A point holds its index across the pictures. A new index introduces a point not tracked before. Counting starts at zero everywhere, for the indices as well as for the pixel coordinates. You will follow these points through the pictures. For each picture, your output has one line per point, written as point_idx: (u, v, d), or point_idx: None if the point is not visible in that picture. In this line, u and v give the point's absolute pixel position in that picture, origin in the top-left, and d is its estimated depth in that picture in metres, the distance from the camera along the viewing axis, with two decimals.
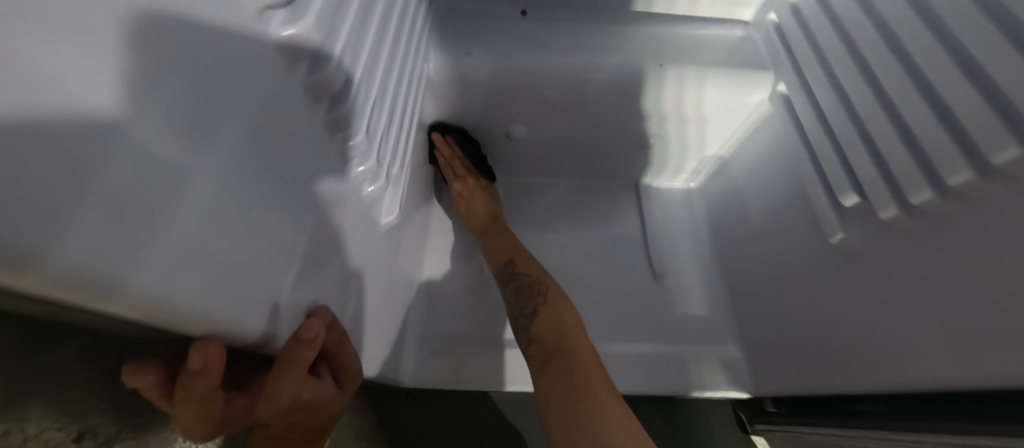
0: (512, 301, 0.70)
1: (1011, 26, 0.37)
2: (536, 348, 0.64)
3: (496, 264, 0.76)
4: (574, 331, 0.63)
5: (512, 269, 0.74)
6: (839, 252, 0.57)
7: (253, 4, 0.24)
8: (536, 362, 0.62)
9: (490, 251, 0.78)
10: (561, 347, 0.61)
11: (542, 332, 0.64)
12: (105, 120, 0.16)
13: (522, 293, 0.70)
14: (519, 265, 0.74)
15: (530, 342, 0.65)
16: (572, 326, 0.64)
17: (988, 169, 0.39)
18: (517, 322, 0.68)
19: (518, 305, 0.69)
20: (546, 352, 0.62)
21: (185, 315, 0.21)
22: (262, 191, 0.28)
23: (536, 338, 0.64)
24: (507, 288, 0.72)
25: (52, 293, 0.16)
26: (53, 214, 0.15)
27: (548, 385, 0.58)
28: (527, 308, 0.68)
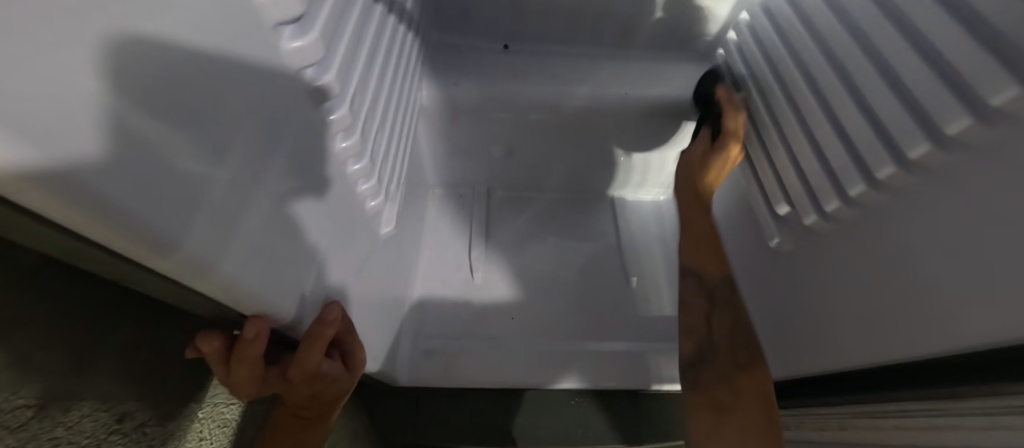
0: (718, 333, 0.62)
1: (884, 68, 0.47)
2: (718, 396, 0.57)
3: (689, 267, 0.69)
4: (767, 395, 0.56)
5: (715, 289, 0.66)
6: (778, 253, 0.66)
7: (296, 64, 0.31)
8: (707, 400, 0.58)
9: (685, 251, 0.71)
10: (745, 419, 0.54)
11: (737, 382, 0.57)
12: (214, 153, 0.24)
13: (715, 316, 0.64)
14: (725, 297, 0.65)
15: (709, 379, 0.60)
16: (767, 392, 0.56)
17: (876, 182, 0.48)
18: (698, 349, 0.63)
19: (710, 337, 0.63)
20: (725, 402, 0.57)
21: (249, 294, 0.28)
22: (297, 203, 0.35)
23: (736, 390, 0.57)
24: (691, 300, 0.67)
25: (173, 271, 0.23)
26: (182, 214, 0.22)
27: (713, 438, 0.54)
28: (741, 355, 0.60)
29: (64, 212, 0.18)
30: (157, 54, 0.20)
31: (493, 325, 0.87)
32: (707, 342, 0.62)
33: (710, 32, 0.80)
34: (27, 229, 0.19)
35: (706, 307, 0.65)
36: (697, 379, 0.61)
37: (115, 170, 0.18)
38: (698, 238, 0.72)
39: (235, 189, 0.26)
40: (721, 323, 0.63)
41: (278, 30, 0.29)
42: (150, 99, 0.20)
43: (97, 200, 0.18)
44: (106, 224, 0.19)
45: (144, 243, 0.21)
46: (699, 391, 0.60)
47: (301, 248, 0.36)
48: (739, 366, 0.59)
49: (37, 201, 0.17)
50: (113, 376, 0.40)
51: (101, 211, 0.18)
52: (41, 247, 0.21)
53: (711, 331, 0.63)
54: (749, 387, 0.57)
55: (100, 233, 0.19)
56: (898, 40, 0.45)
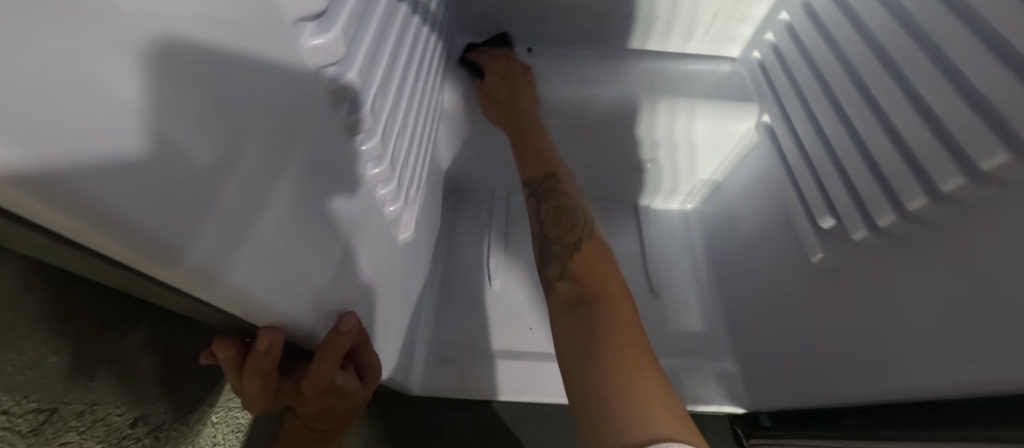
0: (548, 224, 0.61)
1: (950, 72, 0.43)
2: (567, 291, 0.53)
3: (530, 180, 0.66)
4: (602, 266, 0.55)
5: (542, 187, 0.65)
6: (819, 270, 0.61)
7: (318, 64, 0.30)
8: (563, 302, 0.52)
9: (525, 163, 0.68)
10: (594, 297, 0.50)
11: (577, 270, 0.54)
12: (227, 155, 0.23)
13: (562, 214, 0.61)
14: (554, 187, 0.64)
15: (555, 280, 0.56)
16: (602, 262, 0.55)
17: (940, 195, 0.43)
18: (543, 252, 0.60)
19: (544, 234, 0.61)
20: (577, 296, 0.51)
21: (261, 304, 0.27)
22: (313, 207, 0.33)
23: (573, 275, 0.54)
24: (531, 208, 0.64)
25: (179, 281, 0.22)
26: (191, 223, 0.21)
27: (569, 341, 0.47)
28: (569, 238, 0.59)
29: (49, 214, 0.16)
30: (172, 51, 0.18)
31: (511, 335, 0.85)
32: (544, 240, 0.60)
33: (743, 33, 0.77)
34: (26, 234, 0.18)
35: (535, 208, 0.63)
36: (547, 284, 0.57)
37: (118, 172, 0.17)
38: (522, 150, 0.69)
39: (248, 193, 0.25)
40: (568, 220, 0.60)
41: (298, 26, 0.27)
42: (152, 91, 0.18)
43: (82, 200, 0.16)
44: (98, 228, 0.17)
45: (152, 255, 0.19)
46: (553, 292, 0.55)
47: (319, 256, 0.34)
48: (574, 250, 0.57)
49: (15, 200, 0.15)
50: (127, 381, 0.39)
51: (90, 215, 0.16)
52: (39, 250, 0.20)
53: (544, 229, 0.61)
54: (593, 279, 0.53)
55: (88, 235, 0.18)
56: (965, 39, 0.42)
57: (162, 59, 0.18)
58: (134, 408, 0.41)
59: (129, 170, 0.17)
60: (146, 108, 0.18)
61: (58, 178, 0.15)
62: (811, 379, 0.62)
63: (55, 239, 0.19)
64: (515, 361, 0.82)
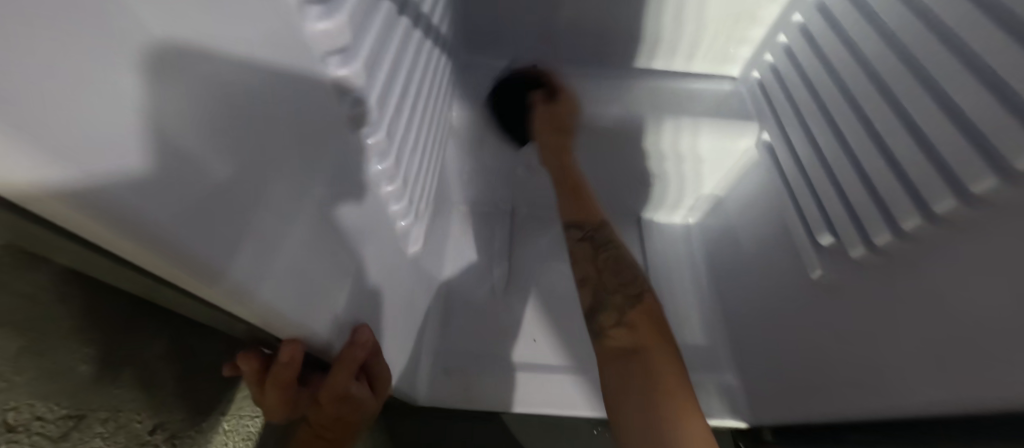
0: (605, 272, 0.62)
1: (942, 97, 0.45)
2: (621, 339, 0.56)
3: (572, 221, 0.68)
4: (655, 322, 0.57)
5: (595, 233, 0.66)
6: (818, 285, 0.63)
7: (338, 91, 0.32)
8: (618, 349, 0.55)
9: (567, 203, 0.70)
10: (651, 351, 0.53)
11: (633, 318, 0.57)
12: (260, 183, 0.25)
13: (620, 264, 0.63)
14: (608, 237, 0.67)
15: (609, 327, 0.57)
16: (654, 317, 0.57)
17: (935, 216, 0.45)
18: (593, 297, 0.61)
19: (600, 281, 0.62)
20: (631, 345, 0.54)
21: (286, 319, 0.29)
22: (330, 226, 0.35)
23: (630, 325, 0.57)
24: (578, 249, 0.66)
25: (216, 297, 0.24)
26: (227, 246, 0.22)
27: (624, 392, 0.51)
28: (630, 288, 0.60)
29: (94, 229, 0.17)
30: (217, 90, 0.21)
31: (515, 346, 0.86)
32: (600, 288, 0.61)
33: (743, 54, 0.80)
34: (83, 252, 0.20)
35: (592, 254, 0.64)
36: (598, 331, 0.58)
37: (154, 183, 0.17)
38: (567, 189, 0.72)
39: (276, 216, 0.27)
40: (623, 269, 0.63)
41: (325, 60, 0.30)
42: (177, 104, 0.18)
43: (129, 219, 0.17)
44: (122, 234, 0.18)
45: (195, 273, 0.21)
46: (602, 338, 0.57)
47: (336, 271, 0.36)
48: (631, 300, 0.59)
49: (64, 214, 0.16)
50: (147, 389, 0.41)
51: (118, 224, 0.17)
52: (93, 269, 0.22)
53: (601, 276, 0.62)
54: (654, 330, 0.56)
55: (126, 250, 0.19)
56: (954, 66, 0.44)
57: (209, 96, 0.20)
58: (153, 416, 0.42)
59: (148, 182, 0.17)
60: (169, 121, 0.18)
61: (89, 191, 0.15)
62: (812, 394, 0.63)
63: (107, 259, 0.21)
64: (519, 372, 0.83)
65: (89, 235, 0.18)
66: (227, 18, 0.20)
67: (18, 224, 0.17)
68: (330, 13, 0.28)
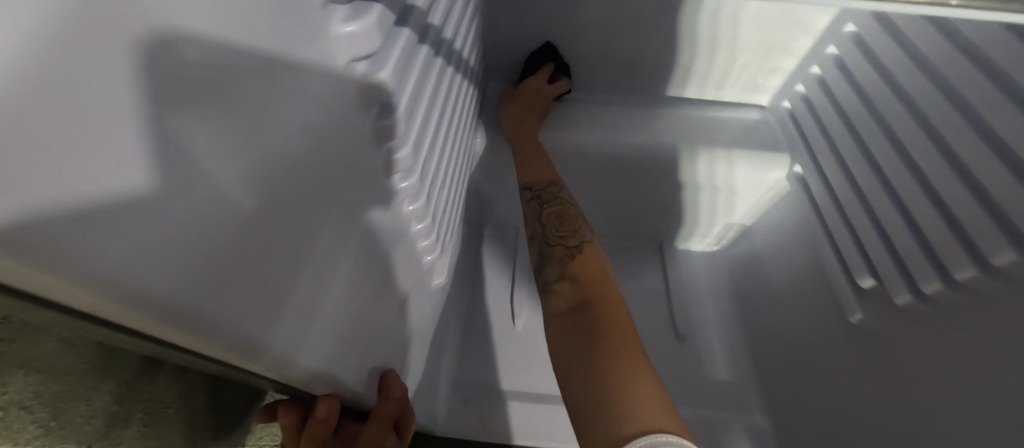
0: (548, 227, 0.62)
1: (998, 145, 0.43)
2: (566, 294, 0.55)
3: (529, 183, 0.66)
4: (596, 269, 0.57)
5: (541, 192, 0.65)
6: (857, 329, 0.60)
7: (380, 142, 0.32)
8: (563, 305, 0.54)
9: (524, 168, 0.68)
10: (593, 298, 0.53)
11: (576, 272, 0.56)
12: (302, 251, 0.26)
13: (563, 221, 0.62)
14: (562, 194, 0.66)
15: (554, 281, 0.58)
16: (595, 265, 0.57)
17: (991, 269, 0.43)
18: (541, 254, 0.61)
19: (545, 235, 0.62)
20: (576, 304, 0.53)
21: (322, 379, 0.29)
22: (363, 272, 0.35)
23: (572, 276, 0.57)
24: (527, 208, 0.65)
25: (258, 366, 0.24)
26: (271, 319, 0.23)
27: (567, 344, 0.49)
28: (572, 242, 0.60)
29: (126, 314, 0.16)
30: (270, 171, 0.21)
31: (534, 376, 0.84)
32: (544, 243, 0.61)
33: (773, 84, 0.77)
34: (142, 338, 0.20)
35: (536, 210, 0.64)
36: (544, 284, 0.59)
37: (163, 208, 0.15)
38: (522, 153, 0.70)
39: (315, 279, 0.27)
40: (569, 225, 0.62)
41: (367, 114, 0.29)
42: (183, 119, 0.16)
43: (165, 303, 0.17)
44: (133, 309, 0.16)
45: (238, 349, 0.21)
46: (552, 294, 0.57)
47: (366, 317, 0.36)
48: (574, 254, 0.58)
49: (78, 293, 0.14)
50: (178, 427, 0.41)
51: (151, 311, 0.16)
52: (146, 347, 0.23)
53: (545, 230, 0.62)
54: (594, 284, 0.54)
55: (170, 334, 0.19)
56: (1012, 114, 0.42)
57: (261, 178, 0.21)
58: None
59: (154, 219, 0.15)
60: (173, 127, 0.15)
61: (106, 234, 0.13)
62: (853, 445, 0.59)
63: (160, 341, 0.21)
64: (538, 404, 0.81)
65: (90, 308, 0.16)
66: (280, 101, 0.21)
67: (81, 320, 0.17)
68: (379, 65, 0.28)
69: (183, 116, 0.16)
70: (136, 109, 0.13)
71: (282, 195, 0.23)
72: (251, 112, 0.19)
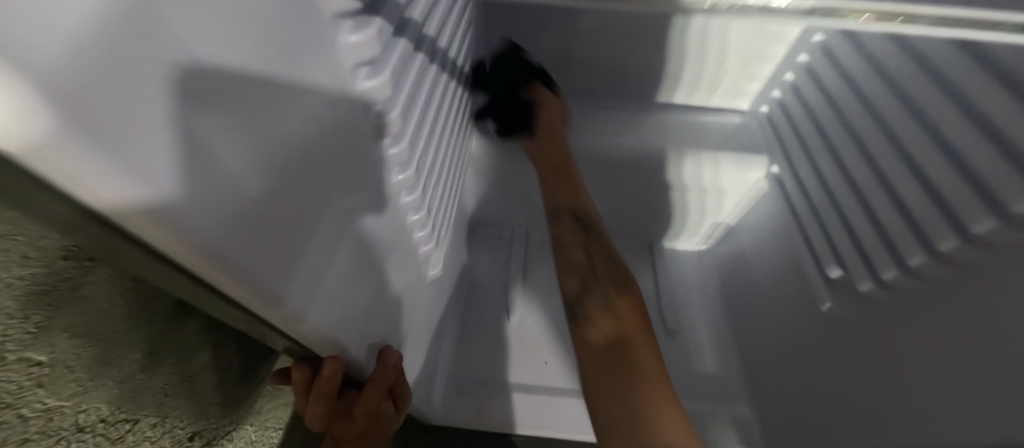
0: (594, 260, 0.64)
1: (944, 144, 0.48)
2: (604, 325, 0.56)
3: (564, 208, 0.68)
4: (638, 313, 0.58)
5: (583, 222, 0.67)
6: (829, 318, 0.64)
7: (381, 136, 0.36)
8: (600, 337, 0.55)
9: (557, 192, 0.71)
10: (636, 339, 0.54)
11: (616, 305, 0.58)
12: (315, 224, 0.30)
13: (603, 257, 0.65)
14: (598, 230, 0.68)
15: (594, 309, 0.58)
16: (638, 309, 0.58)
17: (939, 255, 0.48)
18: (579, 282, 0.62)
19: (589, 267, 0.63)
20: (612, 334, 0.54)
21: (328, 340, 0.33)
22: (370, 253, 0.40)
23: (616, 313, 0.57)
24: (564, 232, 0.67)
25: (276, 320, 0.28)
26: (289, 278, 0.27)
27: (604, 379, 0.51)
28: (614, 276, 0.62)
29: (191, 262, 0.20)
30: (290, 150, 0.26)
31: (528, 369, 0.87)
32: (588, 273, 0.62)
33: (753, 89, 0.82)
34: (193, 292, 0.24)
35: (583, 241, 0.65)
36: (583, 311, 0.58)
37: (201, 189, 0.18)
38: (557, 177, 0.72)
39: (326, 251, 0.32)
40: (610, 261, 0.64)
41: (368, 111, 0.34)
42: (217, 115, 0.19)
43: (217, 249, 0.21)
44: (194, 254, 0.20)
45: (263, 301, 0.26)
46: (581, 323, 0.58)
47: (368, 296, 0.40)
48: (614, 286, 0.60)
49: (153, 240, 0.18)
50: (195, 399, 0.45)
51: (209, 257, 0.20)
52: (192, 302, 0.27)
53: (592, 265, 0.63)
54: (633, 320, 0.56)
55: (219, 285, 0.23)
56: (956, 118, 0.47)
57: (285, 156, 0.25)
58: (194, 423, 0.47)
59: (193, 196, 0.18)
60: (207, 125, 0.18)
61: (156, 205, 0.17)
62: (829, 429, 0.62)
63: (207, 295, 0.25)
64: (532, 395, 0.84)
65: (159, 260, 0.20)
66: (303, 92, 0.26)
67: (154, 269, 0.21)
68: (378, 72, 0.32)
69: (210, 87, 0.18)
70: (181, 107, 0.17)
71: (300, 171, 0.27)
72: (279, 102, 0.24)
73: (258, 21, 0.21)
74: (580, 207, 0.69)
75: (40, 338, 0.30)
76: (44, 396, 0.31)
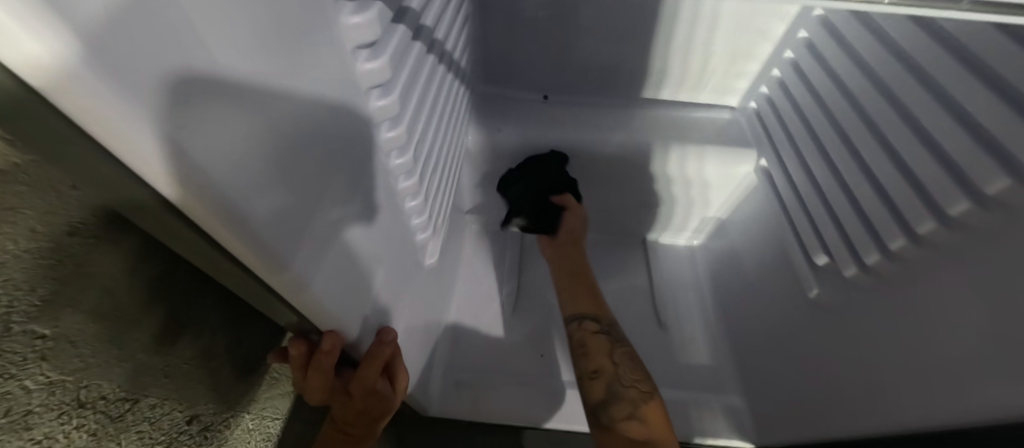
0: (621, 366, 0.66)
1: (922, 133, 0.51)
2: (633, 430, 0.59)
3: (583, 314, 0.73)
4: (664, 422, 0.61)
5: (606, 329, 0.72)
6: (817, 304, 0.66)
7: (381, 118, 0.38)
8: (627, 440, 0.59)
9: (576, 299, 0.76)
10: (660, 445, 0.57)
11: (644, 412, 0.61)
12: (320, 198, 0.31)
13: (627, 359, 0.68)
14: (618, 335, 0.72)
15: (621, 419, 0.61)
16: (663, 419, 0.61)
17: (917, 238, 0.50)
18: (605, 389, 0.64)
19: (616, 372, 0.66)
20: (640, 439, 0.58)
21: (329, 313, 0.35)
22: (371, 234, 0.41)
23: (642, 418, 0.60)
24: (591, 340, 0.70)
25: (281, 287, 0.29)
26: (293, 246, 0.28)
27: None
28: (642, 381, 0.65)
29: (199, 214, 0.22)
30: (298, 123, 0.27)
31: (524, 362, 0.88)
32: (615, 381, 0.64)
33: (741, 86, 0.84)
34: (204, 253, 0.26)
35: (608, 347, 0.68)
36: (609, 420, 0.61)
37: (209, 147, 0.20)
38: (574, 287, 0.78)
39: (329, 226, 0.33)
40: (634, 365, 0.67)
41: (368, 94, 0.35)
42: (232, 82, 0.20)
43: (227, 203, 0.22)
44: (203, 205, 0.21)
45: (268, 265, 0.27)
46: (607, 430, 0.61)
47: (369, 278, 0.41)
48: (643, 392, 0.63)
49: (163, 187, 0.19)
50: (194, 380, 0.46)
51: (215, 207, 0.22)
52: (199, 264, 0.28)
53: (617, 369, 0.66)
54: (661, 427, 0.60)
55: (227, 244, 0.24)
56: (932, 107, 0.50)
57: (293, 128, 0.26)
58: (194, 406, 0.47)
59: (201, 150, 0.19)
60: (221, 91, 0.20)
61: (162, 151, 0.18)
62: (818, 412, 0.64)
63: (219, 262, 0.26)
64: (528, 387, 0.85)
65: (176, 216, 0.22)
66: (311, 68, 0.27)
67: (169, 226, 0.23)
68: (376, 55, 0.33)
69: (228, 46, 0.19)
70: (200, 70, 0.18)
71: (307, 145, 0.28)
72: (289, 75, 0.25)
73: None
74: (598, 316, 0.73)
75: (46, 310, 0.30)
76: (46, 369, 0.31)
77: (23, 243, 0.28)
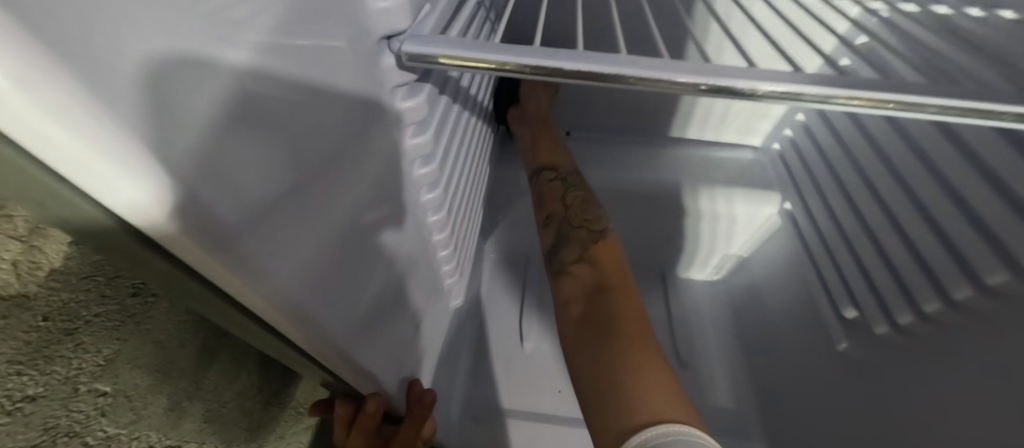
0: (572, 208, 0.65)
1: (954, 194, 0.50)
2: (583, 272, 0.59)
3: (542, 166, 0.72)
4: (615, 264, 0.60)
5: (567, 176, 0.70)
6: (846, 358, 0.64)
7: (418, 183, 0.41)
8: (581, 284, 0.58)
9: (539, 152, 0.75)
10: (612, 281, 0.57)
11: (593, 254, 0.60)
12: (360, 266, 0.34)
13: (583, 205, 0.66)
14: (577, 182, 0.70)
15: (571, 263, 0.60)
16: (615, 260, 0.60)
17: (953, 302, 0.49)
18: (558, 233, 0.64)
19: (568, 217, 0.65)
20: (594, 282, 0.57)
21: (360, 369, 0.37)
22: (403, 289, 0.43)
23: (593, 261, 0.60)
24: (548, 190, 0.69)
25: (321, 351, 0.31)
26: (336, 314, 0.31)
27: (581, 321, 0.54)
28: (594, 224, 0.64)
29: (255, 300, 0.24)
30: (344, 204, 0.30)
31: (542, 398, 0.87)
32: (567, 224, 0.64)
33: (764, 127, 0.85)
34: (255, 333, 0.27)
35: (562, 192, 0.67)
36: (560, 265, 0.61)
37: (260, 237, 0.22)
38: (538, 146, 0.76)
39: (366, 289, 0.35)
40: (588, 207, 0.66)
41: (412, 163, 0.39)
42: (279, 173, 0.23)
43: (278, 289, 0.24)
44: (259, 293, 0.23)
45: (313, 336, 0.29)
46: (564, 273, 0.60)
47: (399, 329, 0.44)
48: (594, 235, 0.63)
49: (228, 283, 0.21)
50: (229, 425, 0.48)
51: (265, 291, 0.23)
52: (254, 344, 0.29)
53: (569, 211, 0.65)
54: (613, 269, 0.59)
55: (280, 323, 0.26)
56: (964, 170, 0.49)
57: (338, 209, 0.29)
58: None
59: (258, 242, 0.21)
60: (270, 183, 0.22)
61: (229, 255, 0.20)
62: None
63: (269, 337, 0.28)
64: (546, 425, 0.85)
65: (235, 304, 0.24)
66: (354, 152, 0.30)
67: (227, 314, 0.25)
68: (421, 130, 0.38)
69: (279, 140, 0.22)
70: (253, 170, 0.20)
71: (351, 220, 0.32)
72: (331, 160, 0.28)
73: (321, 84, 0.25)
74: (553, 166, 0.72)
75: (109, 369, 0.34)
76: (106, 424, 0.35)
77: (93, 309, 0.32)
